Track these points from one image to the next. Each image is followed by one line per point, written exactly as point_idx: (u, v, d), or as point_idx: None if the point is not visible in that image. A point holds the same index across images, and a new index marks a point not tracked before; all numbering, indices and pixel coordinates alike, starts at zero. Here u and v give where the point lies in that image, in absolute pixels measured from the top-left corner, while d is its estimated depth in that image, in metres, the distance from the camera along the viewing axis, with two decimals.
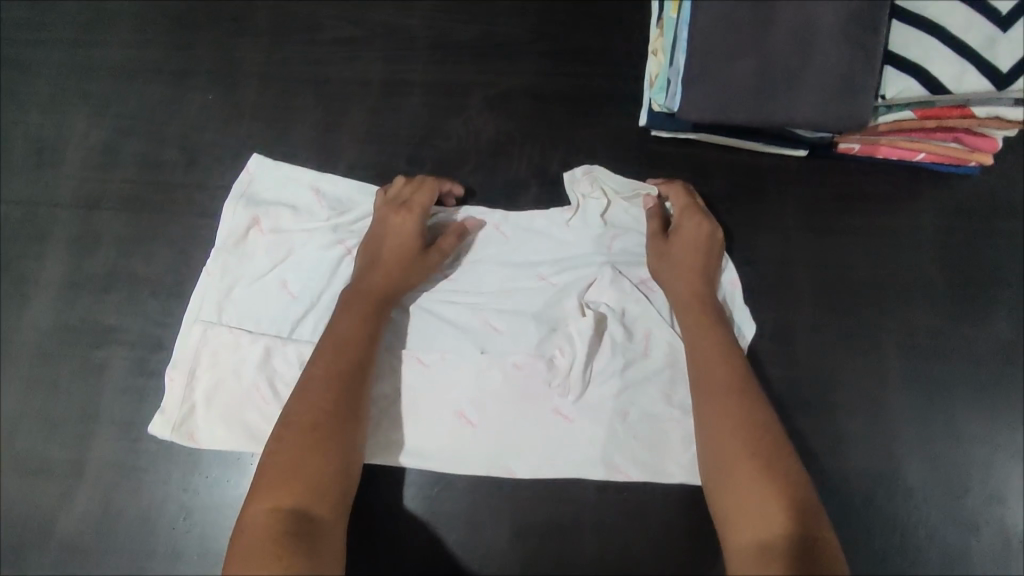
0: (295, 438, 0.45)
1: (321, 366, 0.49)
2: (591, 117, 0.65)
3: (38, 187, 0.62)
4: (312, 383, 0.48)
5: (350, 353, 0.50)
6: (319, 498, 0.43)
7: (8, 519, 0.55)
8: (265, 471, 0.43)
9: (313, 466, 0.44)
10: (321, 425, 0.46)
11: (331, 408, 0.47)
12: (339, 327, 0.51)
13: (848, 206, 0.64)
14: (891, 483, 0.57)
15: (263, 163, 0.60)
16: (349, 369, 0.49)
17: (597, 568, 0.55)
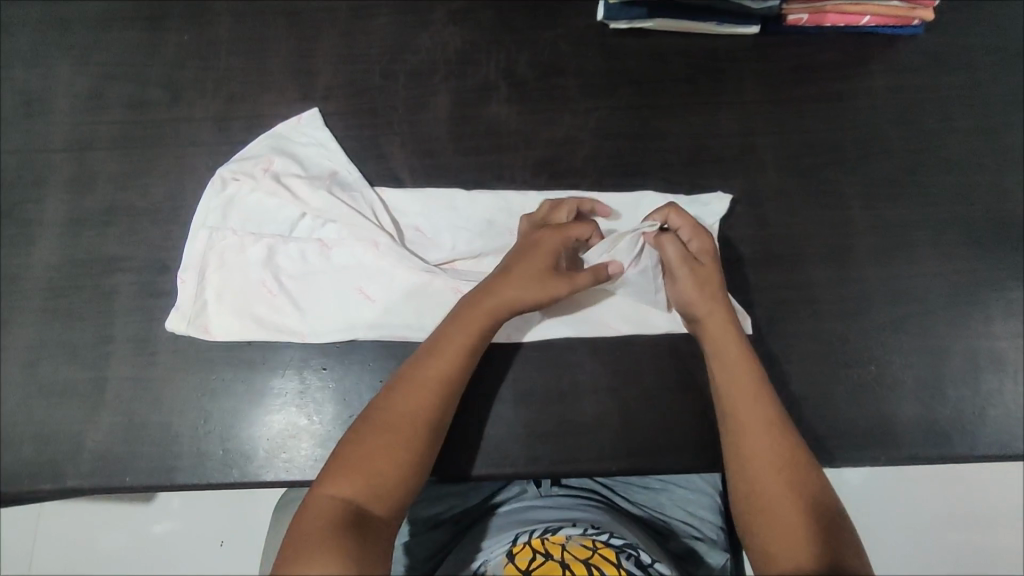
0: (379, 438, 0.49)
1: (419, 374, 0.52)
2: (552, 20, 0.68)
3: (31, 135, 0.65)
4: (410, 386, 0.52)
5: (448, 369, 0.52)
6: (380, 499, 0.48)
7: (33, 439, 0.57)
8: (346, 459, 0.49)
9: (381, 471, 0.48)
10: (399, 437, 0.50)
11: (418, 421, 0.51)
12: (446, 346, 0.53)
13: (803, 77, 0.67)
14: (866, 323, 0.60)
15: (315, 119, 0.65)
16: (444, 391, 0.52)
17: (596, 425, 0.58)
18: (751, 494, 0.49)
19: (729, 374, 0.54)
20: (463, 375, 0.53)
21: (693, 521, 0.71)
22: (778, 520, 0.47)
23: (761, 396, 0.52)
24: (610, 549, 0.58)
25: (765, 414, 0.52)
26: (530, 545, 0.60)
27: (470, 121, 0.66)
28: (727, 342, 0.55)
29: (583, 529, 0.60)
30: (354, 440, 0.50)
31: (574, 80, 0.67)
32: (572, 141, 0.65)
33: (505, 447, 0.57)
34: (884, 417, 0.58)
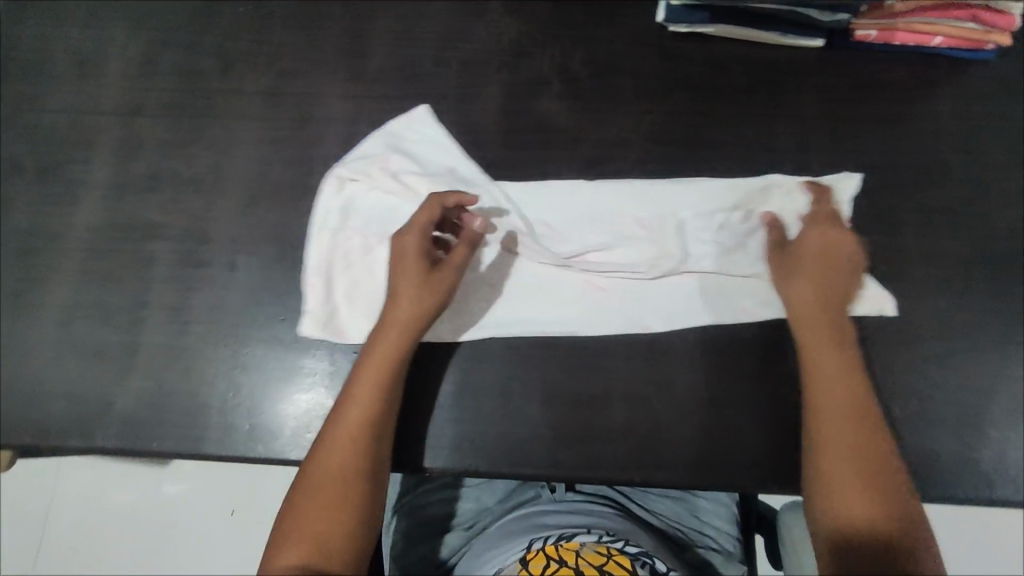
0: (316, 498, 0.52)
1: (341, 423, 0.54)
2: (610, 18, 0.67)
3: (83, 95, 0.65)
4: (337, 435, 0.53)
5: (370, 412, 0.54)
6: (331, 554, 0.50)
7: (64, 397, 0.57)
8: (292, 525, 0.52)
9: (324, 528, 0.51)
10: (334, 489, 0.52)
11: (350, 467, 0.52)
12: (357, 392, 0.54)
13: (865, 95, 0.64)
14: (910, 354, 0.59)
15: (428, 116, 0.64)
16: (369, 432, 0.53)
17: (623, 434, 0.57)
18: (825, 473, 0.52)
19: (819, 372, 0.55)
20: (385, 406, 0.54)
21: (709, 530, 0.71)
22: (847, 500, 0.51)
23: (847, 382, 0.54)
24: (626, 557, 0.57)
25: (850, 402, 0.53)
26: (544, 552, 0.57)
27: (519, 115, 0.65)
28: (821, 326, 0.56)
29: (598, 537, 0.60)
30: (297, 503, 0.53)
31: (628, 81, 0.65)
32: (622, 143, 0.64)
33: (529, 447, 0.56)
34: (921, 453, 0.56)
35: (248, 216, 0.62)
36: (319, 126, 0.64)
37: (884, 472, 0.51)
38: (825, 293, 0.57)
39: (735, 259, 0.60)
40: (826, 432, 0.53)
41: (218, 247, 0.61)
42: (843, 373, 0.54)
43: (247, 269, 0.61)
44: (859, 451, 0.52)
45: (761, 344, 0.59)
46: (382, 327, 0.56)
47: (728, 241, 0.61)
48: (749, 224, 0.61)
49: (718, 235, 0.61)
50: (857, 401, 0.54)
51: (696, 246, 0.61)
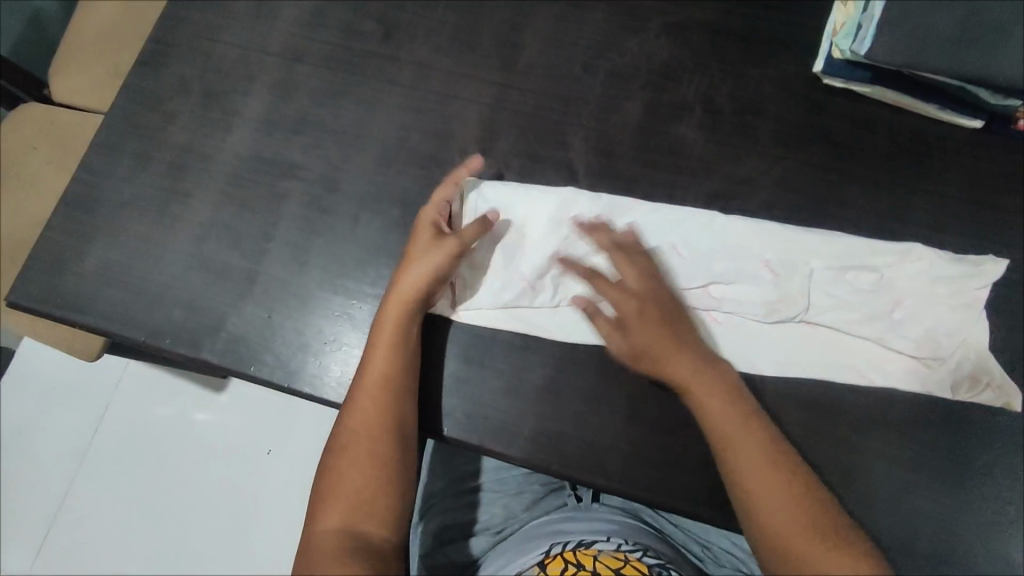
0: (348, 463, 0.55)
1: (361, 389, 0.56)
2: (765, 59, 0.67)
3: (253, 34, 0.70)
4: (359, 400, 0.56)
5: (387, 376, 0.55)
6: (367, 516, 0.53)
7: (183, 306, 0.61)
8: (330, 492, 0.54)
9: (358, 491, 0.53)
10: (364, 454, 0.55)
11: (372, 428, 0.55)
12: (372, 355, 0.56)
13: (1016, 187, 0.62)
14: (1012, 458, 0.56)
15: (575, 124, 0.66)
16: (388, 394, 0.55)
17: (700, 468, 0.56)
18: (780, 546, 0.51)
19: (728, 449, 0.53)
20: (403, 366, 0.56)
21: (735, 556, 0.69)
22: (785, 531, 0.51)
23: (738, 401, 0.54)
24: (643, 563, 0.55)
25: (736, 426, 0.53)
26: (561, 556, 0.58)
27: (656, 135, 0.65)
28: (716, 392, 0.54)
29: (617, 545, 0.58)
30: (332, 469, 0.55)
31: (770, 124, 0.65)
32: (751, 183, 0.64)
33: (604, 458, 0.56)
34: (1005, 563, 0.54)
35: (379, 177, 0.65)
36: (461, 106, 0.67)
37: (804, 492, 0.52)
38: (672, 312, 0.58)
39: (856, 318, 0.59)
40: (768, 461, 0.52)
41: (346, 199, 0.64)
42: (715, 397, 0.54)
43: (368, 226, 0.63)
44: (812, 535, 0.50)
45: (859, 412, 0.57)
46: (393, 297, 0.58)
47: (853, 300, 0.60)
48: (877, 288, 0.60)
49: (844, 293, 0.60)
50: (751, 425, 0.53)
51: (818, 297, 0.60)
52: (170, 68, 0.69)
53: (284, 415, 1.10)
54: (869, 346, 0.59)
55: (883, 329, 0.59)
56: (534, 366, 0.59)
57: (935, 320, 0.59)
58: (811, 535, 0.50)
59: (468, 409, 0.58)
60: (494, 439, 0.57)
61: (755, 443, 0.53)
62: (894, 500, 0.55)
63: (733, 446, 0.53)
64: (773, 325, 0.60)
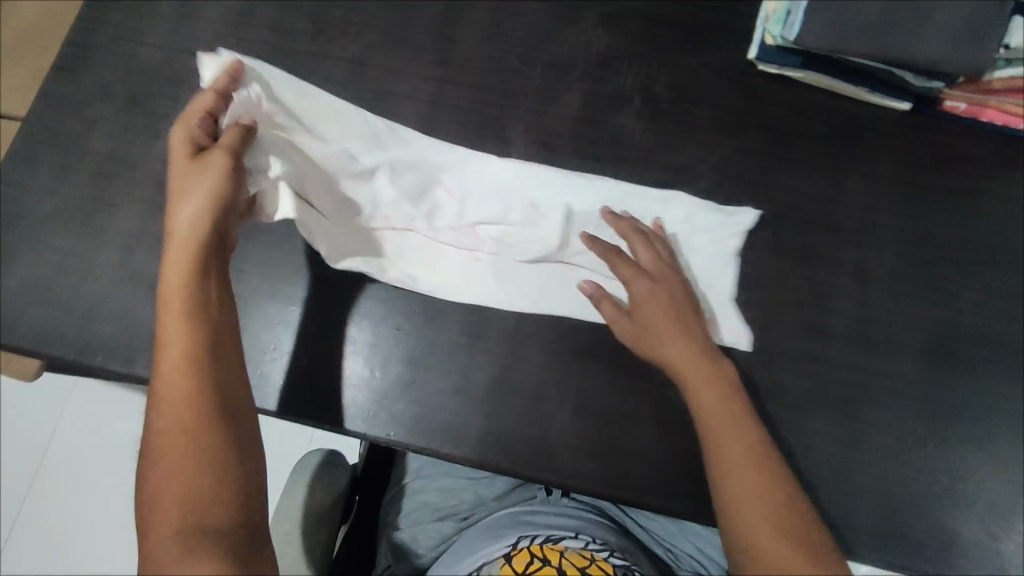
0: (166, 458, 0.45)
1: (166, 372, 0.47)
2: (700, 47, 0.67)
3: (177, 35, 0.67)
4: (165, 389, 0.47)
5: (192, 348, 0.47)
6: (208, 509, 0.43)
7: (114, 321, 0.59)
8: (150, 502, 0.44)
9: (191, 482, 0.44)
10: (179, 434, 0.45)
11: (182, 410, 0.46)
12: (166, 337, 0.48)
13: (943, 167, 0.64)
14: (946, 430, 0.58)
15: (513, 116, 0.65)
16: (191, 354, 0.47)
17: (647, 457, 0.57)
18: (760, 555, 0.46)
19: (720, 450, 0.51)
20: (206, 325, 0.49)
21: (700, 557, 0.69)
22: (764, 526, 0.47)
23: (724, 390, 0.53)
24: (609, 564, 0.56)
25: (732, 425, 0.51)
26: (528, 549, 0.58)
27: (594, 126, 0.65)
28: (717, 390, 0.53)
29: (585, 543, 0.59)
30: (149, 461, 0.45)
31: (708, 111, 0.66)
32: (692, 171, 0.64)
33: (553, 452, 0.56)
34: (941, 531, 0.56)
35: None
36: (397, 102, 0.65)
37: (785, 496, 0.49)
38: (675, 304, 0.57)
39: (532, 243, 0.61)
40: (750, 451, 0.50)
41: None
42: (712, 388, 0.53)
43: None
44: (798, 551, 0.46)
45: (802, 394, 0.58)
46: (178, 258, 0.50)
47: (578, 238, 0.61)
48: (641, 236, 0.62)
49: (565, 229, 0.62)
50: (740, 420, 0.52)
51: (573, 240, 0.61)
52: (90, 73, 0.66)
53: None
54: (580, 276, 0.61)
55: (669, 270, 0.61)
56: (480, 365, 0.58)
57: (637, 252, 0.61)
58: (789, 542, 0.46)
59: (416, 412, 0.57)
60: (442, 440, 0.56)
61: (753, 447, 0.51)
62: (837, 477, 0.56)
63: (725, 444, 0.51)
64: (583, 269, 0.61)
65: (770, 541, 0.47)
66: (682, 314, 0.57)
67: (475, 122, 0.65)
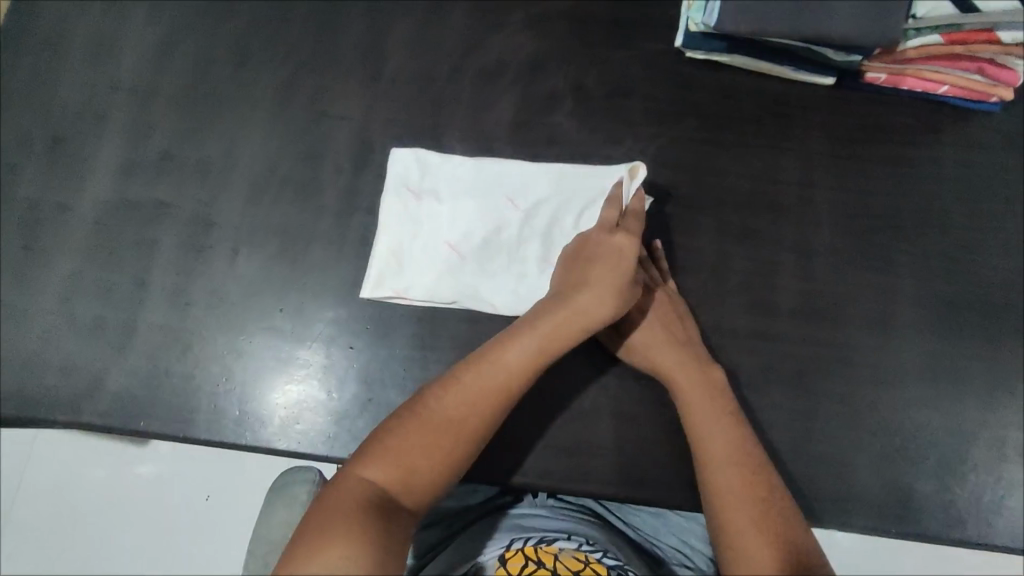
0: (419, 438, 0.49)
1: (473, 386, 0.51)
2: (627, 41, 0.68)
3: (98, 72, 0.65)
4: (469, 394, 0.51)
5: (517, 380, 0.52)
6: (415, 485, 0.48)
7: (57, 372, 0.57)
8: (380, 459, 0.48)
9: (419, 474, 0.48)
10: (444, 429, 0.50)
11: (471, 418, 0.50)
12: (505, 360, 0.52)
13: (871, 137, 0.66)
14: (896, 392, 0.59)
15: (449, 125, 0.65)
16: (501, 391, 0.51)
17: (611, 451, 0.57)
18: (732, 534, 0.48)
19: (706, 446, 0.52)
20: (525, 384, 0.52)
21: (685, 549, 0.69)
22: (746, 529, 0.48)
23: (715, 391, 0.55)
24: (602, 565, 0.58)
25: (721, 419, 0.53)
26: (522, 552, 0.59)
27: (531, 128, 0.65)
28: (709, 386, 0.55)
29: (578, 543, 0.60)
30: (432, 421, 0.50)
31: (640, 103, 0.66)
32: (630, 164, 0.65)
33: (517, 456, 0.56)
34: (899, 491, 0.57)
35: (254, 205, 0.62)
36: (331, 121, 0.65)
37: (766, 489, 0.50)
38: (672, 321, 0.58)
39: (464, 245, 0.60)
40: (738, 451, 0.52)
41: (222, 233, 0.61)
42: (704, 390, 0.54)
43: (248, 257, 0.61)
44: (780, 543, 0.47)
45: (755, 372, 0.59)
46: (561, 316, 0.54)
47: (490, 233, 0.61)
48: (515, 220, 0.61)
49: (480, 224, 0.61)
50: (732, 418, 0.53)
51: (462, 229, 0.61)
52: (9, 118, 0.64)
53: (225, 462, 1.01)
54: (469, 273, 0.60)
55: (475, 254, 0.60)
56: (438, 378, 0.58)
57: (477, 241, 0.61)
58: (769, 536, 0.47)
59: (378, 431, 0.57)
60: None
61: (741, 442, 0.52)
62: (797, 450, 0.58)
63: (712, 432, 0.53)
64: (505, 274, 0.60)
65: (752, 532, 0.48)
66: (671, 319, 0.58)
67: (411, 134, 0.65)
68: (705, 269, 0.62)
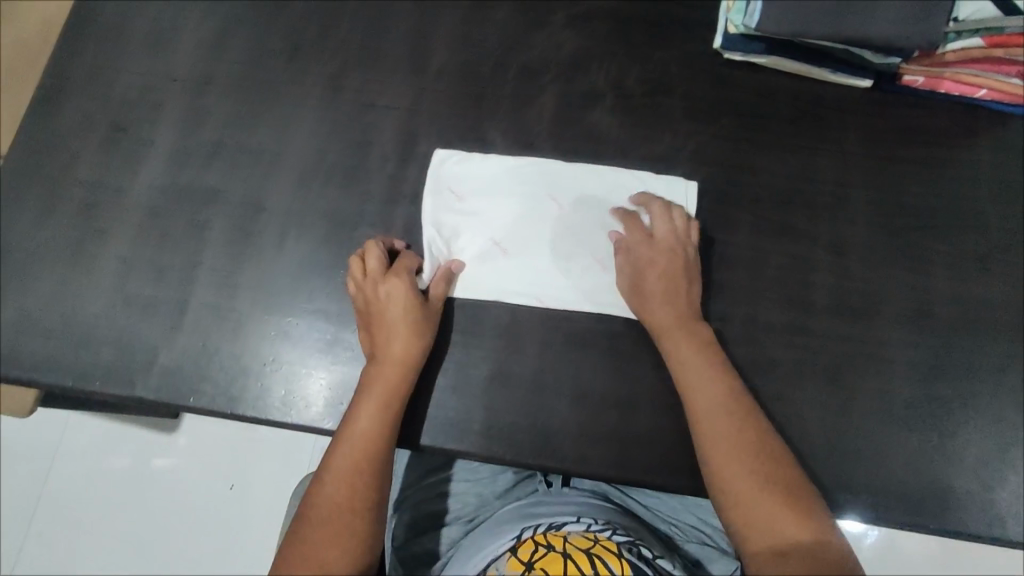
0: (316, 529, 0.51)
1: (342, 452, 0.53)
2: (666, 41, 0.70)
3: (156, 63, 0.68)
4: (339, 459, 0.53)
5: (375, 432, 0.54)
6: (332, 573, 0.49)
7: (111, 347, 0.59)
8: (293, 562, 0.49)
9: (333, 555, 0.49)
10: (339, 498, 0.52)
11: (353, 480, 0.52)
12: (357, 423, 0.54)
13: (907, 138, 0.67)
14: (932, 388, 0.60)
15: (492, 120, 0.67)
16: (373, 448, 0.54)
17: (648, 439, 0.58)
18: (739, 508, 0.50)
19: (719, 427, 0.53)
20: (385, 425, 0.54)
21: (704, 528, 0.71)
22: (745, 485, 0.51)
23: (717, 384, 0.55)
24: (613, 542, 0.56)
25: (720, 404, 0.54)
26: (531, 539, 0.57)
27: (572, 124, 0.67)
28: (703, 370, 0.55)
29: (586, 525, 0.59)
30: (316, 504, 0.52)
31: (680, 102, 0.68)
32: (668, 160, 0.66)
33: (556, 441, 0.57)
34: (935, 485, 0.57)
35: (303, 193, 0.64)
36: (378, 113, 0.67)
37: (783, 475, 0.51)
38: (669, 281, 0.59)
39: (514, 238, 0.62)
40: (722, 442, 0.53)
41: (272, 218, 0.63)
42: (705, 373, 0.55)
43: (296, 242, 0.62)
44: (787, 521, 0.49)
45: (790, 366, 0.60)
46: (386, 371, 0.56)
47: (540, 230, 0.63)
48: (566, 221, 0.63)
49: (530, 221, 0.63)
50: (740, 406, 0.54)
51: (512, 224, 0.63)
52: (71, 105, 0.66)
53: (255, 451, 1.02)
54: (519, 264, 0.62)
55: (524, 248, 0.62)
56: (479, 364, 0.59)
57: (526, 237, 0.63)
58: (783, 514, 0.49)
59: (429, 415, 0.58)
60: (448, 437, 0.58)
61: (748, 429, 0.53)
62: (832, 443, 0.58)
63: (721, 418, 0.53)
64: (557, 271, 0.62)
65: (763, 511, 0.50)
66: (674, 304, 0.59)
67: (454, 128, 0.66)
68: (742, 265, 0.63)
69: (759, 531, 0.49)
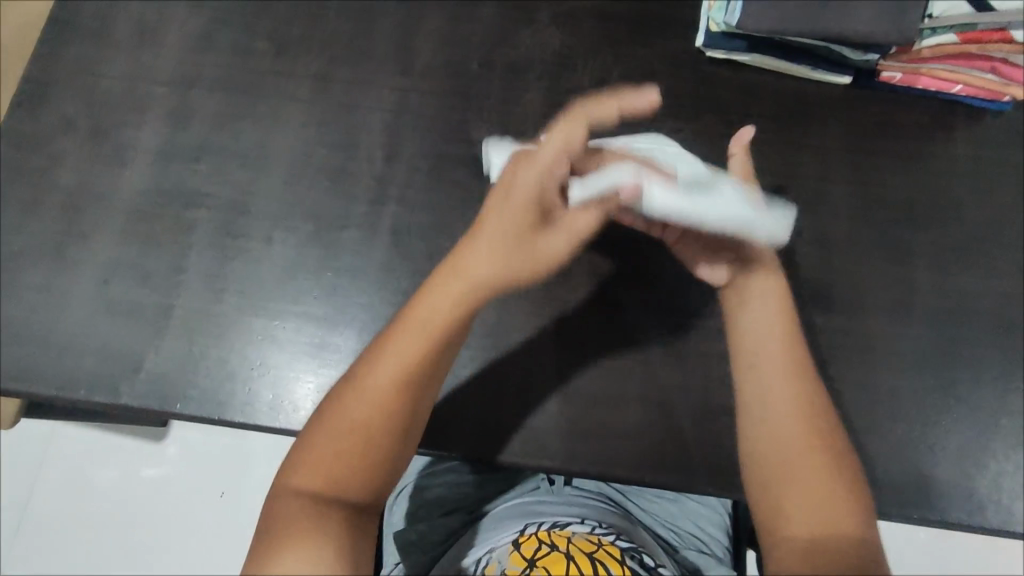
0: (334, 439, 0.49)
1: (378, 379, 0.50)
2: (649, 39, 0.70)
3: (138, 64, 0.67)
4: (371, 386, 0.50)
5: (417, 365, 0.50)
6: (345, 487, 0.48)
7: (96, 353, 0.59)
8: (306, 470, 0.48)
9: (346, 473, 0.48)
10: (360, 423, 0.49)
11: (379, 411, 0.49)
12: (397, 353, 0.50)
13: (886, 133, 0.68)
14: (916, 379, 0.61)
15: (478, 118, 0.67)
16: (409, 381, 0.50)
17: (636, 435, 0.58)
18: (781, 483, 0.51)
19: (783, 409, 0.53)
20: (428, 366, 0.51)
21: (703, 535, 0.70)
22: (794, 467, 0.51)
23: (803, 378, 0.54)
24: (616, 547, 0.56)
25: (794, 392, 0.54)
26: (535, 536, 0.57)
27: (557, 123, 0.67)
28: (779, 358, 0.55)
29: (591, 528, 0.59)
30: (335, 415, 0.50)
31: (663, 99, 0.68)
32: None
33: (545, 439, 0.58)
34: (918, 474, 0.58)
35: (289, 194, 0.64)
36: (364, 114, 0.67)
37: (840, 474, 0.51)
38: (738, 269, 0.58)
39: None
40: (776, 426, 0.53)
41: (257, 220, 0.63)
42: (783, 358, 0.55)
43: (283, 244, 0.62)
44: (835, 513, 0.49)
45: None
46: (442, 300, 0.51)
47: None
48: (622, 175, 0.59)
49: None
50: (813, 401, 0.54)
51: None
52: (52, 107, 0.66)
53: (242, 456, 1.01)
54: None
55: None
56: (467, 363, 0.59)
57: None
58: (830, 506, 0.49)
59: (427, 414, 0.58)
60: (438, 437, 0.57)
61: (812, 422, 0.53)
62: None
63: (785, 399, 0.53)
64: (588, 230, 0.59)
65: (812, 498, 0.50)
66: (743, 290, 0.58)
67: (440, 127, 0.66)
68: None
69: (797, 512, 0.50)
